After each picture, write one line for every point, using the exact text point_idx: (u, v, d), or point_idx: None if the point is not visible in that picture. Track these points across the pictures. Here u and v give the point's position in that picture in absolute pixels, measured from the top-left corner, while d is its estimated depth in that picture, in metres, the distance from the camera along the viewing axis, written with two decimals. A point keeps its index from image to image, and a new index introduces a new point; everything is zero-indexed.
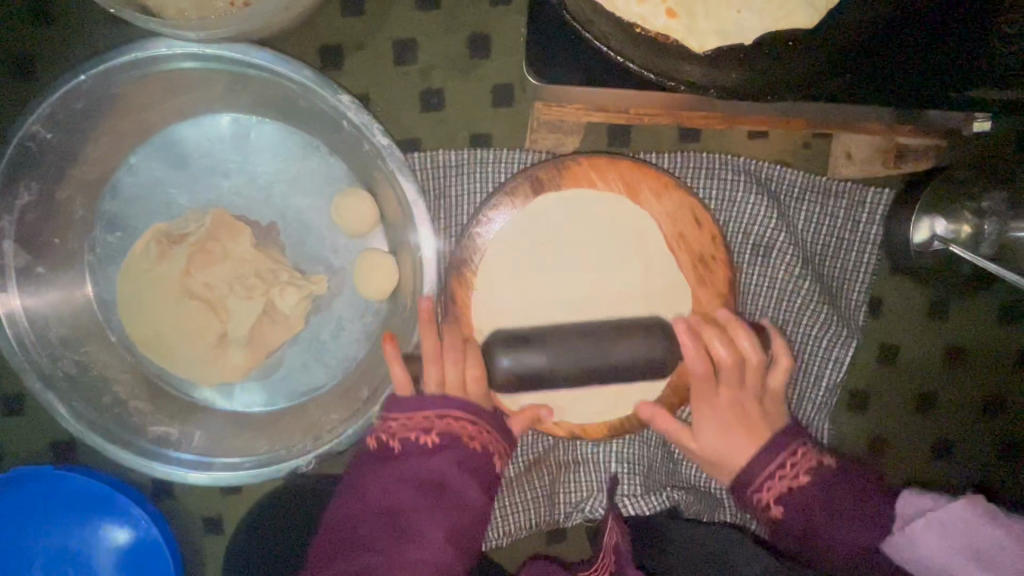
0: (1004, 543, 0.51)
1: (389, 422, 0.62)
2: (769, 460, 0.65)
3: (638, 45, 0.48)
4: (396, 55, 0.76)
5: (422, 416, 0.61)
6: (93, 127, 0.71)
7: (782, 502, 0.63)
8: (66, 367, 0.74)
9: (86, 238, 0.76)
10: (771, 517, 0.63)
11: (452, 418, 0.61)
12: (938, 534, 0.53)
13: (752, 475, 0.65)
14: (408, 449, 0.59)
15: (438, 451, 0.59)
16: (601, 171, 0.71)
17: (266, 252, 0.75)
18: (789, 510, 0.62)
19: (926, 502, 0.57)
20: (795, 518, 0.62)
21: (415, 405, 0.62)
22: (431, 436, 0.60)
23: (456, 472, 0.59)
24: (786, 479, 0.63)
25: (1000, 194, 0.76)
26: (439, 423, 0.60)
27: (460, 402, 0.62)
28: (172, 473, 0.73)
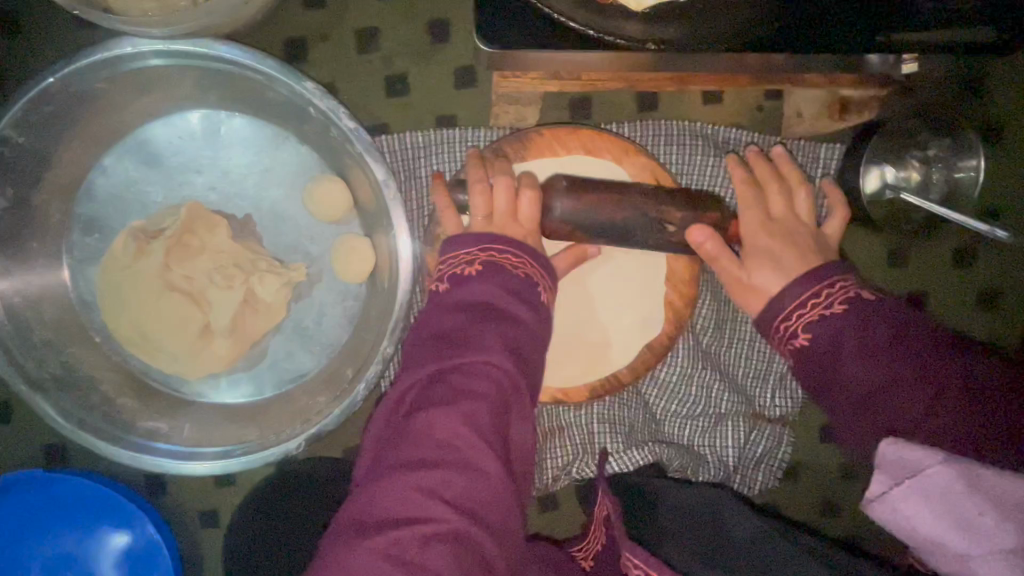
0: (980, 510, 0.43)
1: (456, 253, 0.61)
2: (807, 288, 0.63)
3: (579, 6, 0.50)
4: (358, 44, 0.78)
5: (465, 252, 0.61)
6: (64, 130, 0.73)
7: (809, 328, 0.61)
8: (53, 368, 0.75)
9: (65, 240, 0.77)
10: (798, 341, 0.62)
11: (499, 270, 0.59)
12: (920, 501, 0.45)
13: (777, 309, 0.64)
14: (451, 283, 0.59)
15: (476, 302, 0.56)
16: (564, 142, 0.73)
17: (243, 243, 0.77)
18: (820, 330, 0.60)
19: (922, 462, 0.46)
20: (825, 338, 0.59)
21: (471, 236, 0.62)
22: (475, 266, 0.59)
23: (495, 351, 0.52)
24: (820, 305, 0.61)
25: (947, 140, 0.80)
26: (477, 261, 0.60)
27: (508, 248, 0.60)
28: (163, 464, 0.74)
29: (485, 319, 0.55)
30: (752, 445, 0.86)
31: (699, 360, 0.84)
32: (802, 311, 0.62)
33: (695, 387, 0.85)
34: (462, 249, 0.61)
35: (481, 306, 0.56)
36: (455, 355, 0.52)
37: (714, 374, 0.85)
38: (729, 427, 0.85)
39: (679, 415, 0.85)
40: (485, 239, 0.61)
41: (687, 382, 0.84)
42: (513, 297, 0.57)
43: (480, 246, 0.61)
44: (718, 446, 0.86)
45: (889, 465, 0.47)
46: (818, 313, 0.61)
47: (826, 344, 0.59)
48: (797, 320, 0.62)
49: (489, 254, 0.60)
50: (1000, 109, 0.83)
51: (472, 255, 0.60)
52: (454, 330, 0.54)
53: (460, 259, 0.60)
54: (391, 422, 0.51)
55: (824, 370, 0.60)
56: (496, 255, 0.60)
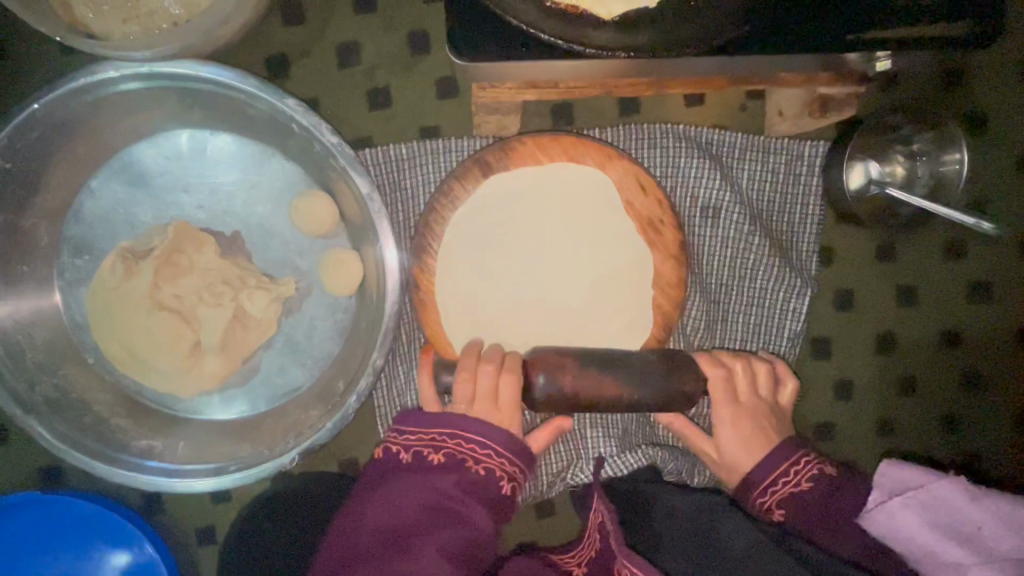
0: (980, 524, 0.62)
1: (403, 435, 0.67)
2: (778, 465, 0.71)
3: (550, 18, 0.51)
4: (340, 59, 0.79)
5: (432, 432, 0.66)
6: (51, 155, 0.74)
7: (783, 506, 0.69)
8: (46, 391, 0.75)
9: (56, 263, 0.78)
10: (776, 517, 0.70)
11: (457, 463, 0.64)
12: (913, 510, 0.64)
13: (763, 475, 0.71)
14: (415, 461, 0.65)
15: (436, 502, 0.61)
16: (545, 150, 0.74)
17: (231, 260, 0.77)
18: (794, 508, 0.68)
19: (916, 483, 0.65)
20: (806, 511, 0.68)
21: (427, 416, 0.67)
22: (440, 454, 0.65)
23: (444, 565, 0.57)
24: (790, 484, 0.70)
25: (932, 134, 0.80)
26: (438, 440, 0.66)
27: (465, 436, 0.66)
28: (157, 483, 0.74)
29: (437, 523, 0.59)
30: None
31: None
32: (776, 488, 0.70)
33: None
34: (428, 427, 0.67)
35: (435, 505, 0.61)
36: (397, 560, 0.57)
37: None
38: None
39: None
40: (457, 421, 0.67)
41: None
42: (471, 497, 0.62)
43: (451, 432, 0.66)
44: None
45: (888, 482, 0.67)
46: (789, 492, 0.69)
47: (815, 502, 0.68)
48: (771, 497, 0.70)
49: (457, 441, 0.65)
50: (983, 100, 0.83)
51: (434, 434, 0.66)
52: (403, 535, 0.58)
53: (423, 436, 0.66)
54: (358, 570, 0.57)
55: (821, 518, 0.67)
56: (460, 444, 0.65)
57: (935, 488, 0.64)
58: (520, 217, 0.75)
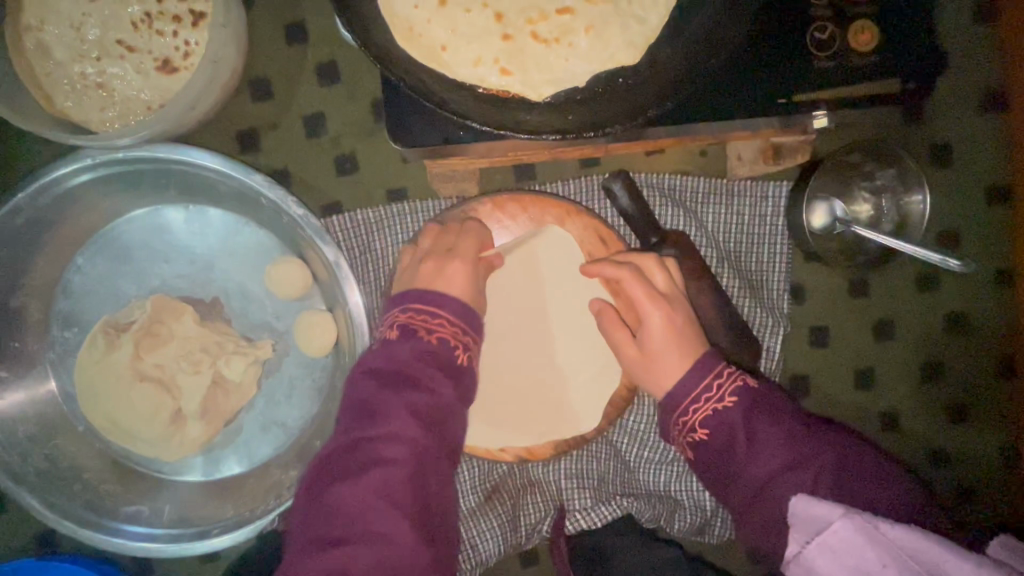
0: (884, 561, 0.51)
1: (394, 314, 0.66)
2: (700, 380, 0.65)
3: (482, 104, 0.53)
4: (307, 130, 0.82)
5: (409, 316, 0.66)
6: (37, 237, 0.77)
7: (707, 424, 0.63)
8: (37, 462, 0.78)
9: (46, 338, 0.81)
10: (697, 436, 0.64)
11: (446, 343, 0.64)
12: (830, 560, 0.53)
13: (678, 398, 0.65)
14: (399, 335, 0.64)
15: (396, 369, 0.61)
16: (505, 209, 0.76)
17: (210, 327, 0.80)
18: (713, 426, 0.63)
19: (826, 519, 0.54)
20: (726, 439, 0.62)
21: (417, 294, 0.67)
22: (420, 333, 0.64)
23: (408, 436, 0.58)
24: (712, 401, 0.64)
25: (893, 171, 0.80)
26: (424, 319, 0.65)
27: (446, 315, 0.66)
28: (143, 549, 0.77)
29: (399, 388, 0.60)
30: None
31: None
32: (699, 405, 0.64)
33: (665, 433, 0.84)
34: (393, 311, 0.67)
35: (394, 373, 0.61)
36: (357, 446, 0.58)
37: None
38: None
39: (652, 462, 0.84)
40: (412, 300, 0.66)
41: (655, 429, 0.84)
42: (429, 365, 0.62)
43: (407, 307, 0.66)
44: (696, 491, 0.84)
45: (800, 522, 0.56)
46: (713, 409, 0.63)
47: (725, 443, 0.62)
48: (694, 414, 0.64)
49: (411, 317, 0.65)
50: (945, 133, 0.83)
51: (423, 315, 0.65)
52: (369, 409, 0.59)
53: (411, 313, 0.65)
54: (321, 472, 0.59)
55: (728, 456, 0.62)
56: (417, 317, 0.65)
57: (838, 527, 0.53)
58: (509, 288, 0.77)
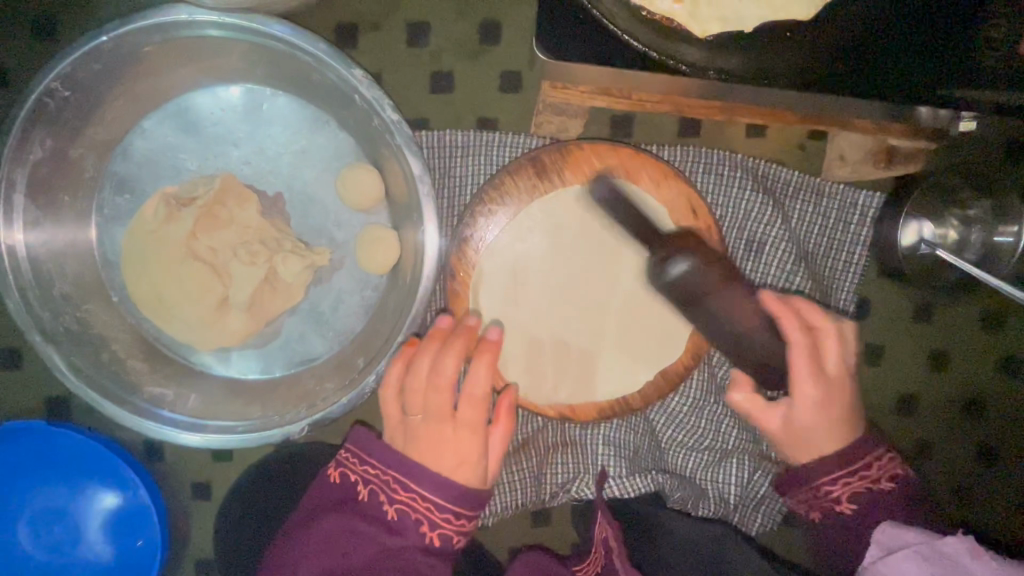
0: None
1: (360, 465, 0.68)
2: (827, 470, 0.66)
3: (642, 27, 0.50)
4: (409, 38, 0.78)
5: (386, 473, 0.66)
6: (108, 90, 0.73)
7: (856, 500, 0.65)
8: (67, 322, 0.74)
9: (95, 197, 0.78)
10: (838, 510, 0.66)
11: (410, 523, 0.64)
12: (912, 564, 0.52)
13: (815, 476, 0.67)
14: (361, 501, 0.66)
15: (382, 513, 0.65)
16: (602, 158, 0.73)
17: (271, 221, 0.76)
18: (864, 502, 0.65)
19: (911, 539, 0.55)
20: (870, 513, 0.64)
21: (395, 456, 0.67)
22: (393, 509, 0.65)
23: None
24: (867, 479, 0.65)
25: (989, 203, 0.77)
26: (416, 496, 0.65)
27: (434, 496, 0.65)
28: (166, 434, 0.73)
29: (374, 522, 0.64)
30: (754, 485, 0.84)
31: (712, 394, 0.83)
32: (846, 480, 0.66)
33: (705, 420, 0.83)
34: (369, 454, 0.68)
35: (377, 518, 0.65)
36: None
37: (725, 410, 0.83)
38: (732, 465, 0.84)
39: (684, 446, 0.84)
40: (369, 447, 0.69)
41: (697, 414, 0.83)
42: (399, 530, 0.64)
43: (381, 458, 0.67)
44: (721, 482, 0.84)
45: (883, 538, 0.57)
46: (863, 487, 0.65)
47: (851, 521, 0.65)
48: (841, 487, 0.66)
49: (391, 476, 0.66)
50: None
51: (390, 477, 0.66)
52: (356, 566, 0.62)
53: (365, 467, 0.67)
54: (290, 543, 0.65)
55: (842, 532, 0.66)
56: (403, 487, 0.65)
57: (940, 544, 0.52)
58: (554, 223, 0.73)
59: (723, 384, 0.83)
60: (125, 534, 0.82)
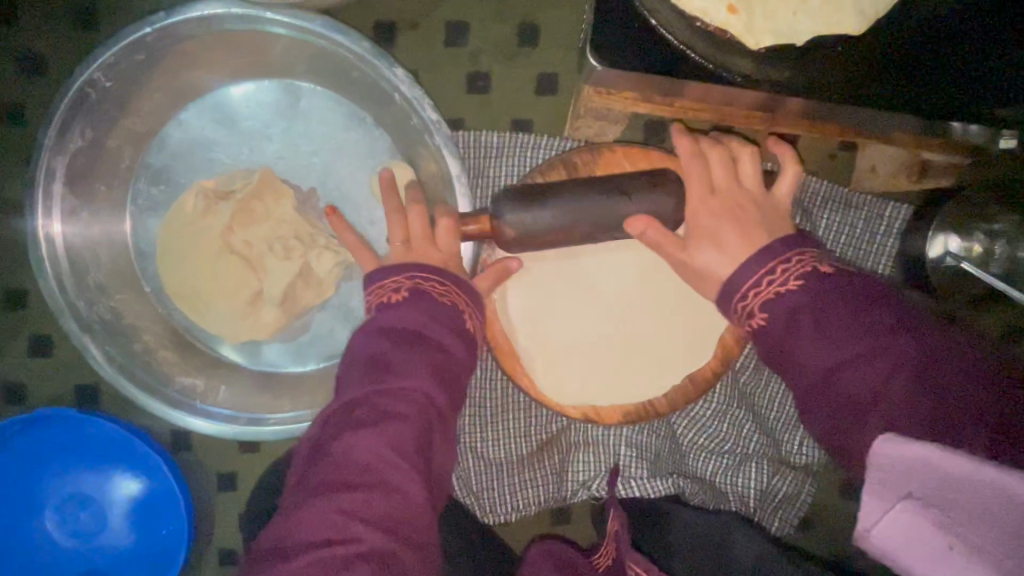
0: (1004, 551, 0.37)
1: (366, 296, 0.58)
2: (761, 267, 0.51)
3: (698, 39, 0.51)
4: (447, 38, 0.79)
5: (389, 279, 0.57)
6: (147, 81, 0.73)
7: (770, 307, 0.49)
8: (101, 313, 0.74)
9: (130, 188, 0.78)
10: (753, 323, 0.51)
11: (449, 344, 0.52)
12: (916, 515, 0.39)
13: (744, 276, 0.52)
14: (376, 312, 0.55)
15: (406, 325, 0.52)
16: (637, 164, 0.73)
17: (305, 216, 0.77)
18: (778, 310, 0.49)
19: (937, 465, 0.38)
20: (804, 301, 0.48)
21: (390, 316, 0.53)
22: (401, 293, 0.55)
23: (429, 378, 0.48)
24: (775, 286, 0.50)
25: (1016, 216, 0.79)
26: (414, 280, 0.56)
27: (422, 271, 0.57)
28: (195, 425, 0.73)
29: (412, 341, 0.51)
30: (772, 490, 0.85)
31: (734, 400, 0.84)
32: (759, 290, 0.50)
33: (727, 425, 0.84)
34: (388, 280, 0.56)
35: (408, 331, 0.51)
36: (373, 384, 0.47)
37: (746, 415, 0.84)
38: (751, 470, 0.85)
39: (704, 450, 0.85)
40: (407, 266, 0.57)
41: (719, 419, 0.84)
42: (438, 322, 0.53)
43: (406, 273, 0.56)
44: (740, 487, 0.85)
45: (894, 481, 0.40)
46: (776, 295, 0.49)
47: (782, 331, 0.49)
48: (754, 301, 0.51)
49: (414, 281, 0.55)
50: None
51: (406, 335, 0.51)
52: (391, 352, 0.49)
53: (390, 279, 0.56)
54: (306, 443, 0.46)
55: (780, 350, 0.49)
56: (422, 282, 0.56)
57: (950, 474, 0.38)
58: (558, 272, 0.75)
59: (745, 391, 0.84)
60: (150, 522, 0.83)
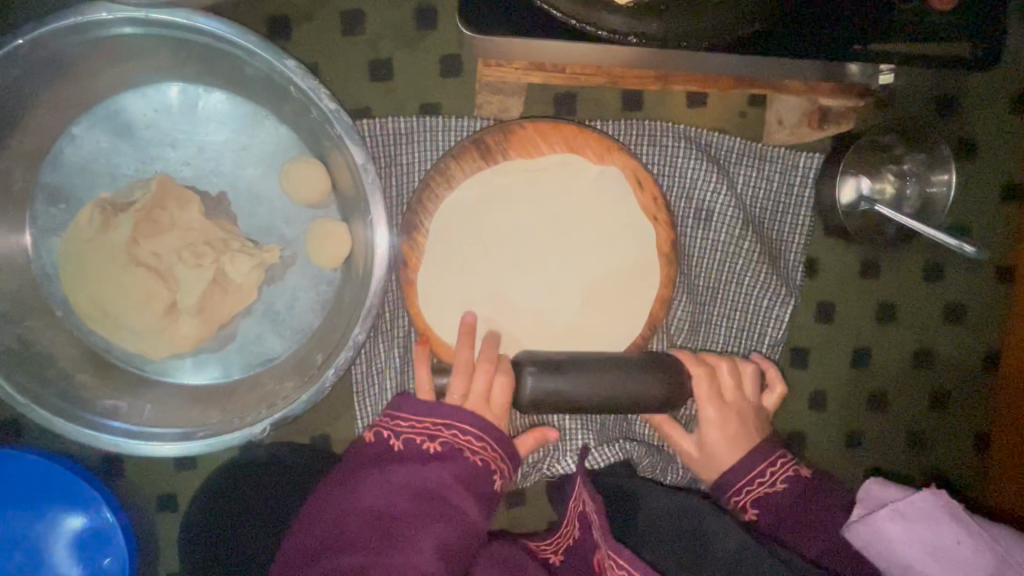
0: (958, 538, 0.61)
1: (398, 421, 0.64)
2: (755, 465, 0.71)
3: None
4: (344, 28, 0.77)
5: (430, 422, 0.63)
6: (30, 97, 0.70)
7: (757, 505, 0.69)
8: (10, 341, 0.72)
9: (27, 210, 0.75)
10: (746, 518, 0.70)
11: (450, 456, 0.61)
12: (896, 522, 0.62)
13: (730, 484, 0.71)
14: (406, 450, 0.62)
15: (428, 487, 0.59)
16: (546, 137, 0.72)
17: (215, 221, 0.75)
18: (764, 512, 0.68)
19: (895, 497, 0.65)
20: (775, 518, 0.67)
21: (417, 442, 0.62)
22: (436, 445, 0.62)
23: (436, 563, 0.55)
24: (764, 485, 0.69)
25: (922, 156, 0.81)
26: (432, 429, 0.63)
27: (469, 429, 0.64)
28: (120, 445, 0.71)
29: (431, 508, 0.58)
30: None
31: None
32: (750, 489, 0.70)
33: None
34: (422, 415, 0.63)
35: (427, 494, 0.59)
36: (389, 547, 0.54)
37: None
38: None
39: (650, 415, 0.85)
40: (457, 412, 0.64)
41: None
42: (460, 488, 0.60)
43: (448, 420, 0.64)
44: None
45: (867, 498, 0.66)
46: (763, 493, 0.69)
47: (772, 525, 0.67)
48: (745, 497, 0.70)
49: (454, 433, 0.63)
50: (971, 127, 0.86)
51: (429, 424, 0.63)
52: (401, 520, 0.56)
53: (415, 424, 0.63)
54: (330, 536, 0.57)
55: (777, 535, 0.67)
56: (458, 437, 0.63)
57: (914, 501, 0.63)
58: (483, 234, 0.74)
59: None
60: (86, 557, 0.79)
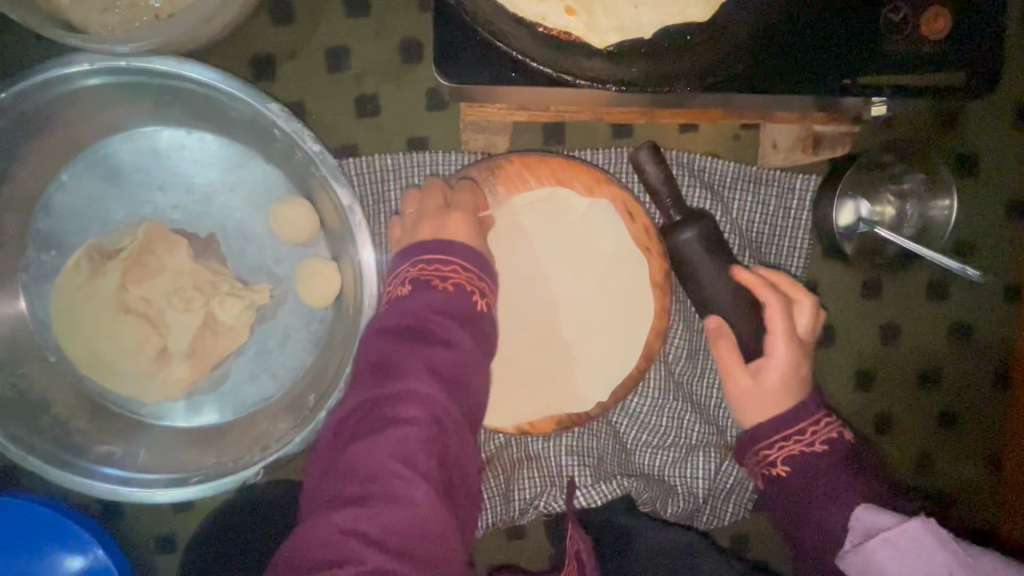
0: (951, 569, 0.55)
1: (403, 275, 0.60)
2: (796, 422, 0.67)
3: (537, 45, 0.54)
4: (329, 65, 0.77)
5: (434, 264, 0.59)
6: (17, 147, 0.70)
7: (789, 461, 0.66)
8: (5, 390, 0.72)
9: (19, 259, 0.75)
10: (772, 472, 0.67)
11: (459, 293, 0.58)
12: (891, 554, 0.57)
13: (762, 436, 0.68)
14: (414, 289, 0.58)
15: (431, 335, 0.54)
16: (534, 171, 0.71)
17: (204, 263, 0.75)
18: (795, 469, 0.65)
19: (889, 524, 0.59)
20: (804, 479, 0.65)
21: (422, 286, 0.58)
22: (447, 284, 0.58)
23: (436, 383, 0.52)
24: (801, 443, 0.66)
25: (921, 176, 0.79)
26: (436, 268, 0.59)
27: (469, 266, 0.60)
28: (114, 493, 0.71)
29: (422, 341, 0.54)
30: (722, 477, 0.84)
31: (670, 390, 0.83)
32: (784, 443, 0.67)
33: (666, 417, 0.83)
34: (427, 257, 0.60)
35: (420, 325, 0.55)
36: (392, 385, 0.51)
37: (684, 405, 0.83)
38: (699, 459, 0.84)
39: (649, 446, 0.84)
40: (443, 251, 0.60)
41: (657, 412, 0.83)
42: (454, 320, 0.56)
43: (445, 256, 0.60)
44: (688, 477, 0.84)
45: (860, 524, 0.61)
46: (798, 449, 0.66)
47: (799, 486, 0.65)
48: (777, 451, 0.67)
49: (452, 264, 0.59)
50: (972, 143, 0.83)
51: (434, 266, 0.59)
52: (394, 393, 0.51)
53: (421, 271, 0.59)
54: (337, 436, 0.52)
55: (797, 503, 0.65)
56: (458, 270, 0.60)
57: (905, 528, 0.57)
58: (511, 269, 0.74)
59: (680, 381, 0.83)
60: None
